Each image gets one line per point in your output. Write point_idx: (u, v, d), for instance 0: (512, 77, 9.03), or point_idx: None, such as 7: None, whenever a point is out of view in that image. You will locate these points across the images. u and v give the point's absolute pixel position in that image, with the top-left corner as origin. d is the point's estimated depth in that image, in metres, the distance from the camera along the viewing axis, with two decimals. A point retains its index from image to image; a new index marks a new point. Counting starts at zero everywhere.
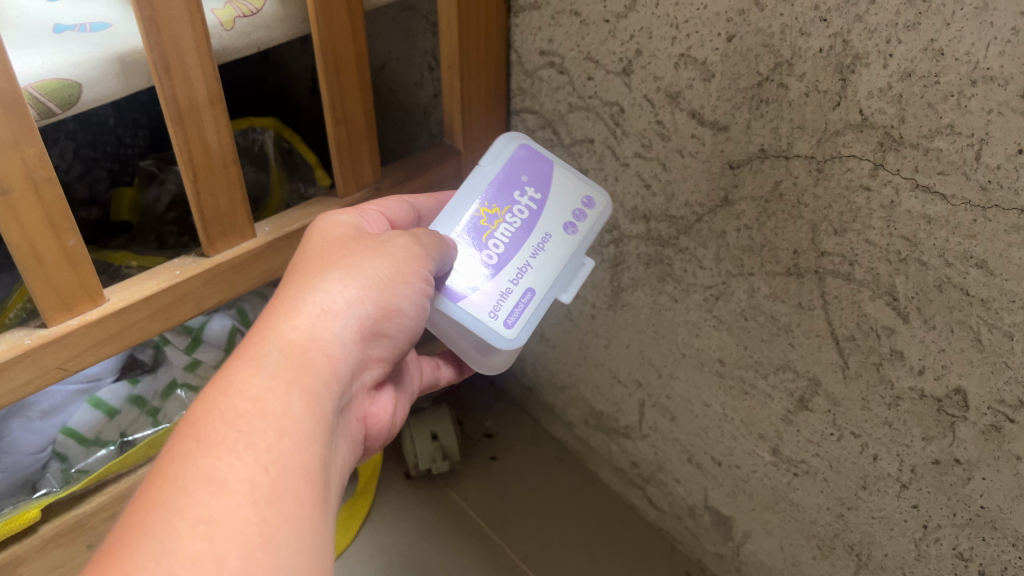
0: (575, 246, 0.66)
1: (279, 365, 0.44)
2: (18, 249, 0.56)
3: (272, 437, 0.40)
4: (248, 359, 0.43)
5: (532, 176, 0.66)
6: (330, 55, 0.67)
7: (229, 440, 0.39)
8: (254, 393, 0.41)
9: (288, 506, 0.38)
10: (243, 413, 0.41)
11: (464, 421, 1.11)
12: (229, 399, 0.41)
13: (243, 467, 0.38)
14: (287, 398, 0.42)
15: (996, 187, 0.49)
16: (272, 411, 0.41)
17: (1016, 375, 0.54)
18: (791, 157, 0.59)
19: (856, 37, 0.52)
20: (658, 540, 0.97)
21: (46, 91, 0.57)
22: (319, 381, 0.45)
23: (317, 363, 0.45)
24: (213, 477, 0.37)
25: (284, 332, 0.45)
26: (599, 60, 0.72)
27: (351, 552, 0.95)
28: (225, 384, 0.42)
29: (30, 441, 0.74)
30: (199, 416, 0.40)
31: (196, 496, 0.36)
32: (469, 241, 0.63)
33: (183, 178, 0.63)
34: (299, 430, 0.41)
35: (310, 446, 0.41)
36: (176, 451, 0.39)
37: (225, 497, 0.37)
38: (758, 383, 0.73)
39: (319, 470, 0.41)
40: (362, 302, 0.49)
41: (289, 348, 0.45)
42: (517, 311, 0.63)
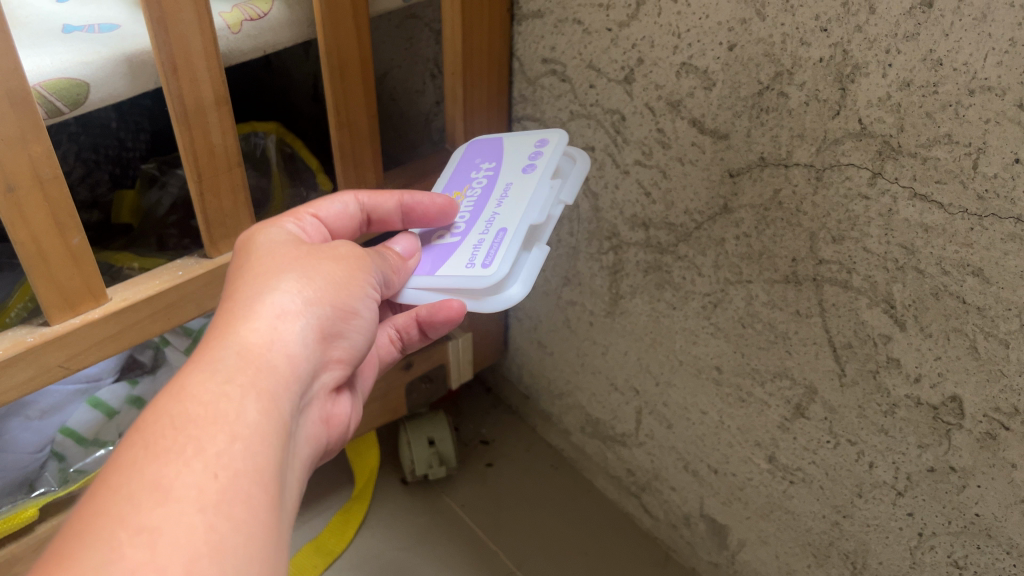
0: (536, 179, 0.67)
1: (234, 368, 0.42)
2: (24, 245, 0.57)
3: (222, 442, 0.38)
4: (199, 363, 0.42)
5: (491, 162, 0.71)
6: (336, 60, 0.67)
7: (178, 446, 0.37)
8: (206, 397, 0.40)
9: (237, 512, 0.37)
10: (193, 418, 0.39)
11: (461, 429, 1.12)
12: (180, 405, 0.39)
13: (193, 474, 0.36)
14: (242, 402, 0.41)
15: (993, 197, 0.50)
16: (224, 415, 0.40)
17: (1012, 383, 0.54)
18: (790, 165, 0.60)
19: (855, 47, 0.52)
20: (653, 548, 0.97)
21: (54, 90, 0.57)
22: (274, 386, 0.43)
23: (272, 368, 0.44)
24: (159, 484, 0.35)
25: (239, 336, 0.44)
26: (601, 69, 0.73)
27: (346, 557, 0.95)
28: (177, 390, 0.40)
29: (28, 441, 0.74)
30: (147, 421, 0.38)
31: (143, 505, 0.34)
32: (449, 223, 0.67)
33: (188, 178, 0.63)
34: (252, 434, 0.40)
35: (263, 454, 0.40)
36: (122, 458, 0.37)
37: (171, 505, 0.35)
38: (755, 390, 0.74)
39: (273, 479, 0.40)
40: (317, 305, 0.48)
41: (245, 351, 0.43)
42: (492, 251, 0.62)
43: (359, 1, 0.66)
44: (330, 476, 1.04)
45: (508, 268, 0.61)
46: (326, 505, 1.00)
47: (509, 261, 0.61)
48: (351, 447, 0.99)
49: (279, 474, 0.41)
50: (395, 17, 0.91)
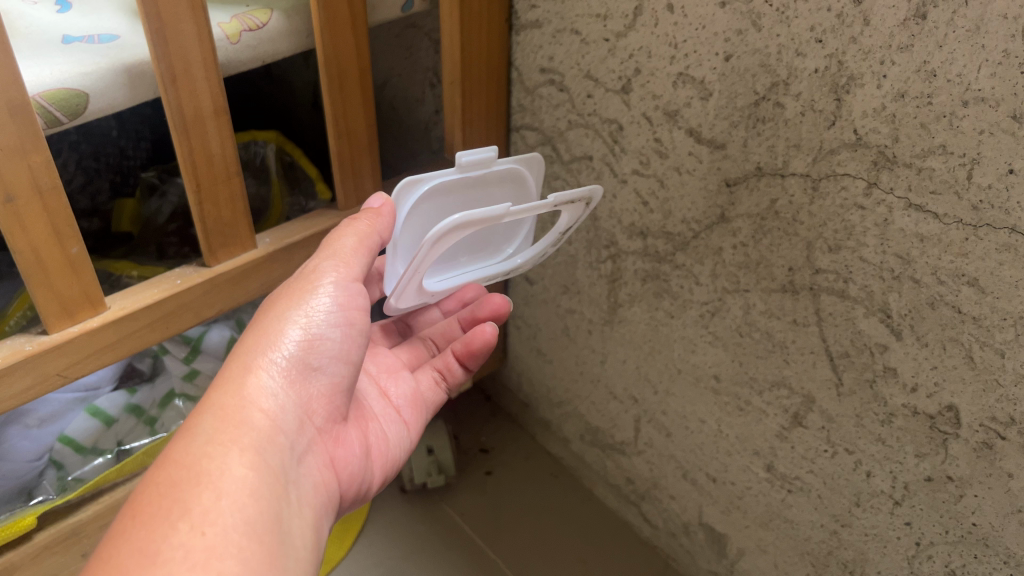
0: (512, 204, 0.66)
1: (214, 430, 0.44)
2: (22, 255, 0.57)
3: (205, 499, 0.40)
4: (183, 432, 0.44)
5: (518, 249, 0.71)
6: (335, 71, 0.68)
7: (164, 509, 0.40)
8: (189, 460, 0.42)
9: (225, 564, 0.38)
10: (177, 481, 0.41)
11: (460, 437, 1.12)
12: (167, 470, 0.42)
13: (179, 534, 0.38)
14: (223, 461, 0.43)
15: (988, 207, 0.50)
16: (208, 475, 0.42)
17: (1008, 393, 0.54)
18: (786, 175, 0.60)
19: (850, 58, 0.53)
20: (651, 557, 0.97)
21: (54, 100, 0.57)
22: (256, 440, 0.45)
23: (254, 421, 0.46)
24: (144, 548, 0.38)
25: (217, 400, 0.46)
26: (599, 79, 0.73)
27: (345, 565, 0.95)
28: (164, 459, 0.43)
29: (27, 449, 0.74)
30: (138, 492, 0.41)
31: (131, 569, 0.36)
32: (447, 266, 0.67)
33: (187, 189, 0.64)
34: (237, 488, 0.42)
35: (248, 502, 0.42)
36: (115, 529, 0.39)
37: (158, 565, 0.37)
38: (753, 400, 0.74)
39: (262, 523, 0.42)
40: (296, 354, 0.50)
41: (223, 412, 0.45)
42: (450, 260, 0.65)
43: (357, 12, 0.66)
44: None
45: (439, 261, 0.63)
46: None
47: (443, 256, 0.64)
48: None
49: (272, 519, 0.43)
50: (395, 27, 0.92)
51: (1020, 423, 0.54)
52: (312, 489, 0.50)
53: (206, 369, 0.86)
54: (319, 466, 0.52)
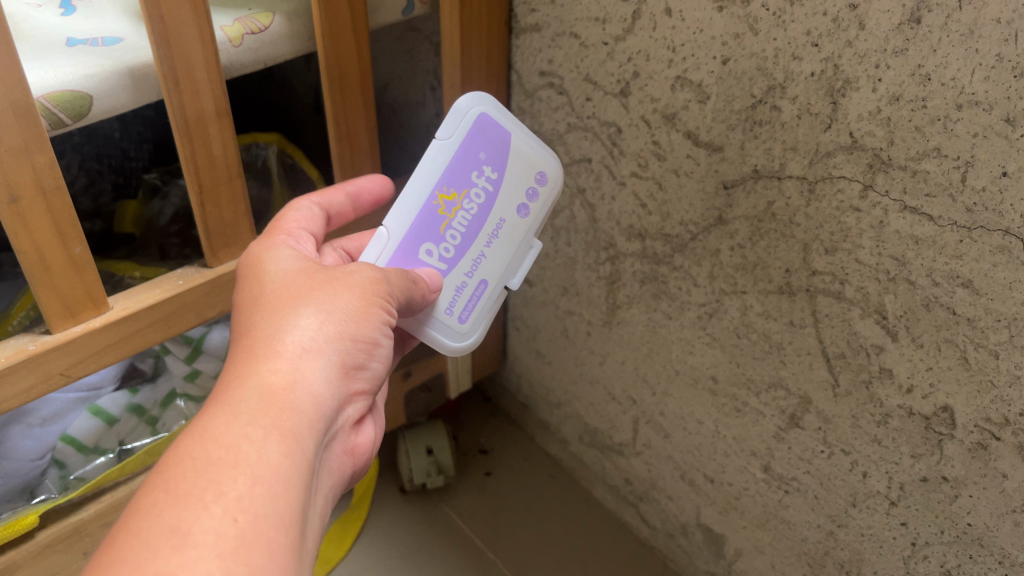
0: (526, 229, 0.67)
1: (257, 410, 0.41)
2: (26, 254, 0.57)
3: (243, 484, 0.37)
4: (222, 404, 0.41)
5: (490, 153, 0.64)
6: (336, 73, 0.68)
7: (198, 490, 0.36)
8: (229, 439, 0.39)
9: (257, 557, 0.35)
10: (215, 460, 0.38)
11: (460, 438, 1.12)
12: (202, 446, 0.38)
13: (211, 518, 0.35)
14: (264, 444, 0.40)
15: (982, 209, 0.51)
16: (246, 457, 0.39)
17: (1002, 393, 0.55)
18: (783, 177, 0.61)
19: (846, 62, 0.53)
20: (650, 558, 0.97)
21: (57, 102, 0.58)
22: (299, 424, 0.42)
23: (298, 405, 0.43)
24: (176, 530, 0.35)
25: (260, 375, 0.43)
26: (598, 82, 0.73)
27: (345, 565, 0.96)
28: (199, 431, 0.39)
29: (29, 448, 0.75)
30: (169, 464, 0.38)
31: (160, 553, 0.33)
32: (430, 234, 0.62)
33: (188, 189, 0.64)
34: (275, 477, 0.39)
35: (287, 494, 0.39)
36: (141, 502, 0.36)
37: (188, 550, 0.34)
38: (750, 401, 0.74)
39: (296, 519, 0.39)
40: (338, 340, 0.47)
41: (267, 392, 0.42)
42: (470, 305, 0.65)
43: (359, 15, 0.67)
44: None
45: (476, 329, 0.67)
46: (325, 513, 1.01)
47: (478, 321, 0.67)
48: None
49: (304, 513, 0.40)
50: (396, 31, 0.92)
51: (1014, 423, 0.55)
52: (325, 482, 0.47)
53: (208, 369, 0.86)
54: (336, 457, 0.49)
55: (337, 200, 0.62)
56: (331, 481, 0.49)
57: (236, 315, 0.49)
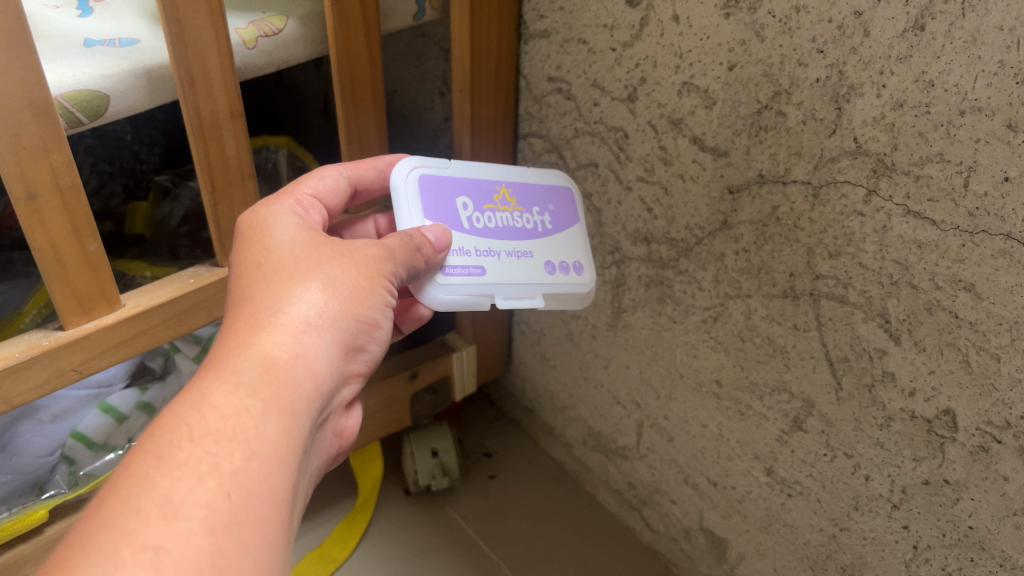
0: (536, 277, 0.68)
1: (257, 384, 0.42)
2: (41, 250, 0.58)
3: (238, 459, 0.38)
4: (222, 373, 0.41)
5: (552, 214, 0.72)
6: (348, 78, 0.69)
7: (192, 461, 0.37)
8: (228, 411, 0.40)
9: (246, 535, 0.36)
10: (212, 431, 0.39)
11: (464, 441, 1.13)
12: (199, 414, 0.39)
13: (204, 491, 0.36)
14: (262, 419, 0.40)
15: (983, 214, 0.51)
16: (243, 431, 0.39)
17: (1004, 397, 0.55)
18: (788, 182, 0.61)
19: (851, 68, 0.54)
20: (653, 562, 0.98)
21: (76, 101, 0.59)
22: (296, 401, 0.43)
23: (296, 380, 0.44)
24: (169, 500, 0.35)
25: (262, 347, 0.43)
26: (606, 87, 0.74)
27: (349, 565, 0.96)
28: (197, 398, 0.40)
29: (40, 444, 0.76)
30: (165, 430, 0.38)
31: (151, 522, 0.34)
32: (474, 198, 0.67)
33: (201, 188, 0.65)
34: (270, 453, 0.40)
35: (279, 471, 0.40)
36: (134, 468, 0.36)
37: (180, 522, 0.35)
38: (754, 404, 0.75)
39: (285, 497, 0.39)
40: (339, 320, 0.48)
41: (268, 365, 0.43)
42: (457, 269, 0.63)
43: (370, 20, 0.68)
44: (334, 485, 1.05)
45: (439, 295, 0.62)
46: (330, 514, 1.01)
47: (448, 291, 0.62)
48: (355, 455, 1.00)
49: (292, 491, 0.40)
50: (406, 37, 0.94)
51: (1015, 427, 0.55)
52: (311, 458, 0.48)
53: None
54: (323, 432, 0.50)
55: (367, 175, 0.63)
56: (315, 457, 0.50)
57: (237, 278, 0.49)
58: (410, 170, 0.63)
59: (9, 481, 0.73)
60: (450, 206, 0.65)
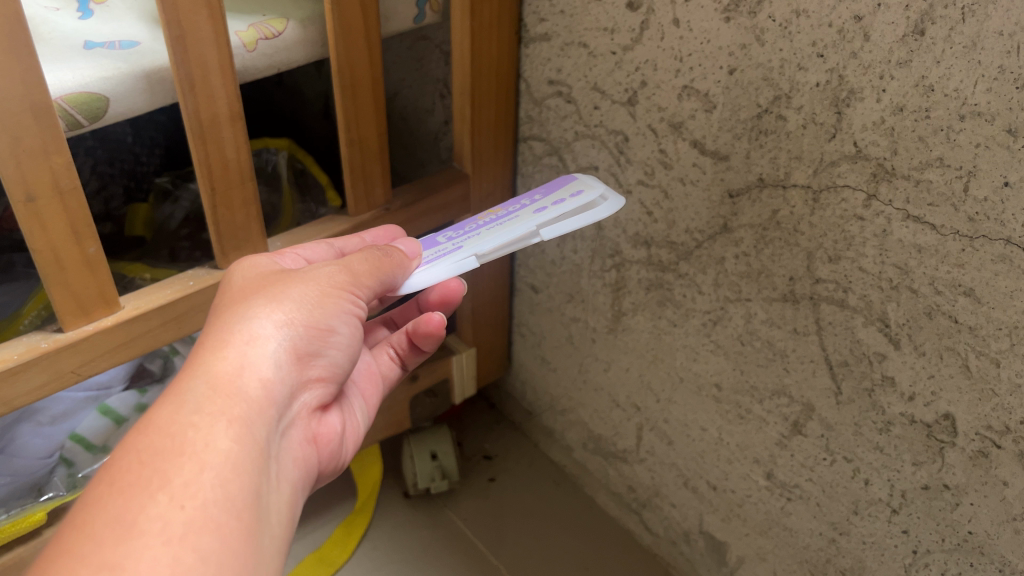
0: (528, 219, 0.63)
1: (204, 398, 0.42)
2: (41, 253, 0.59)
3: (189, 472, 0.39)
4: (170, 394, 0.42)
5: (550, 191, 0.69)
6: (349, 79, 0.69)
7: (142, 479, 0.38)
8: (174, 428, 0.40)
9: (203, 544, 0.37)
10: (161, 450, 0.39)
11: (463, 444, 1.13)
12: (147, 437, 0.40)
13: (155, 507, 0.37)
14: (211, 431, 0.41)
15: (983, 219, 0.51)
16: (193, 445, 0.40)
17: (1004, 402, 0.55)
18: (788, 187, 0.61)
19: (851, 73, 0.54)
20: (652, 566, 0.98)
21: (75, 103, 0.59)
22: (247, 411, 0.43)
23: (247, 391, 0.44)
24: (121, 520, 0.36)
25: (209, 365, 0.44)
26: (606, 91, 0.74)
27: (348, 568, 0.96)
28: (146, 423, 0.41)
29: (38, 446, 0.76)
30: (118, 456, 0.39)
31: (104, 543, 0.35)
32: (454, 228, 0.68)
33: (201, 190, 0.65)
34: (223, 463, 0.40)
35: (233, 479, 0.40)
36: (89, 496, 0.38)
37: (133, 539, 0.36)
38: (754, 408, 0.75)
39: (244, 503, 0.40)
40: (291, 328, 0.48)
41: (215, 379, 0.43)
42: (430, 260, 0.62)
43: (370, 22, 0.68)
44: (333, 487, 1.05)
45: (416, 275, 0.60)
46: (329, 517, 1.01)
47: (425, 269, 0.60)
48: (354, 459, 1.00)
49: (253, 496, 0.41)
50: (406, 39, 0.94)
51: (1015, 432, 0.55)
52: (289, 465, 0.49)
53: None
54: (300, 439, 0.51)
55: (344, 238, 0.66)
56: (297, 463, 0.50)
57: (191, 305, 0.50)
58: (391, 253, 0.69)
59: (8, 483, 0.74)
60: (427, 240, 0.67)
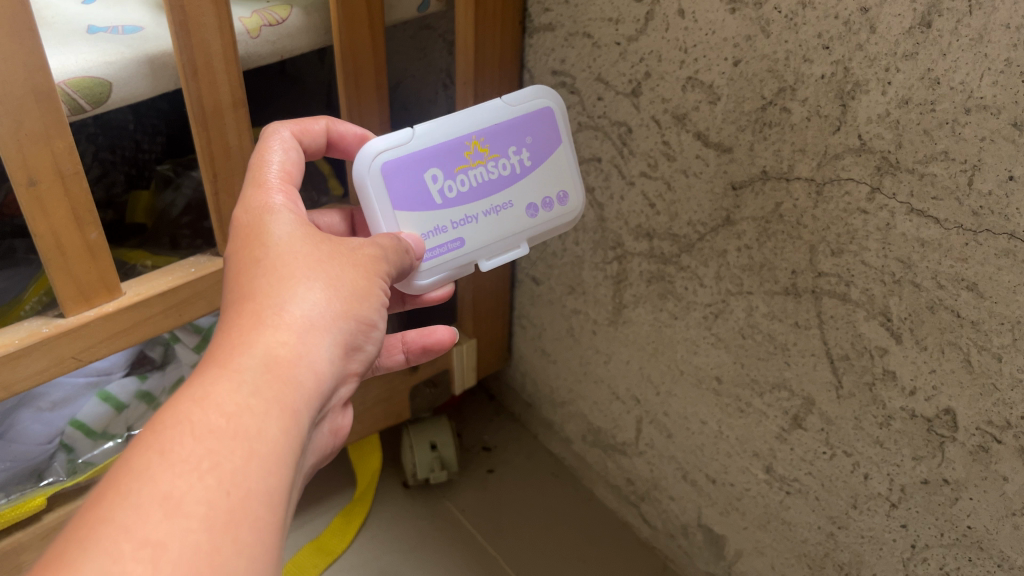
0: (521, 226, 0.68)
1: (260, 381, 0.41)
2: (42, 238, 0.58)
3: (240, 458, 0.38)
4: (225, 370, 0.41)
5: (536, 140, 0.68)
6: (352, 68, 0.69)
7: (194, 458, 0.37)
8: (230, 409, 0.39)
9: (244, 535, 0.36)
10: (214, 429, 0.38)
11: (463, 435, 1.13)
12: (202, 412, 0.38)
13: (203, 489, 0.36)
14: (264, 417, 0.40)
15: (988, 213, 0.51)
16: (246, 430, 0.39)
17: (1005, 396, 0.55)
18: (791, 179, 0.61)
19: (856, 65, 0.54)
20: (650, 558, 0.98)
21: (79, 88, 0.59)
22: (298, 399, 0.42)
23: (299, 378, 0.43)
24: (169, 497, 0.35)
25: (266, 344, 0.43)
26: (610, 82, 0.74)
27: (348, 556, 0.96)
28: (200, 395, 0.39)
29: (38, 432, 0.76)
30: (168, 424, 0.38)
31: (150, 517, 0.34)
32: (444, 164, 0.64)
33: (203, 176, 0.65)
34: (271, 453, 0.39)
35: (278, 471, 0.39)
36: (135, 462, 0.36)
37: (178, 519, 0.34)
38: (754, 401, 0.75)
39: (282, 496, 0.39)
40: (342, 318, 0.47)
41: (273, 362, 0.42)
42: (435, 250, 0.65)
43: (375, 10, 0.68)
44: (333, 476, 1.05)
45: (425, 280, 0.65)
46: (327, 506, 1.01)
47: (432, 273, 0.65)
48: (355, 449, 1.00)
49: (289, 491, 0.40)
50: (410, 28, 0.93)
51: (1015, 427, 0.55)
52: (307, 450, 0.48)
53: None
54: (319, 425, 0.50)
55: (314, 130, 0.60)
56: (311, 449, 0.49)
57: (235, 272, 0.48)
58: (372, 157, 0.61)
59: (7, 468, 0.73)
60: (421, 186, 0.63)
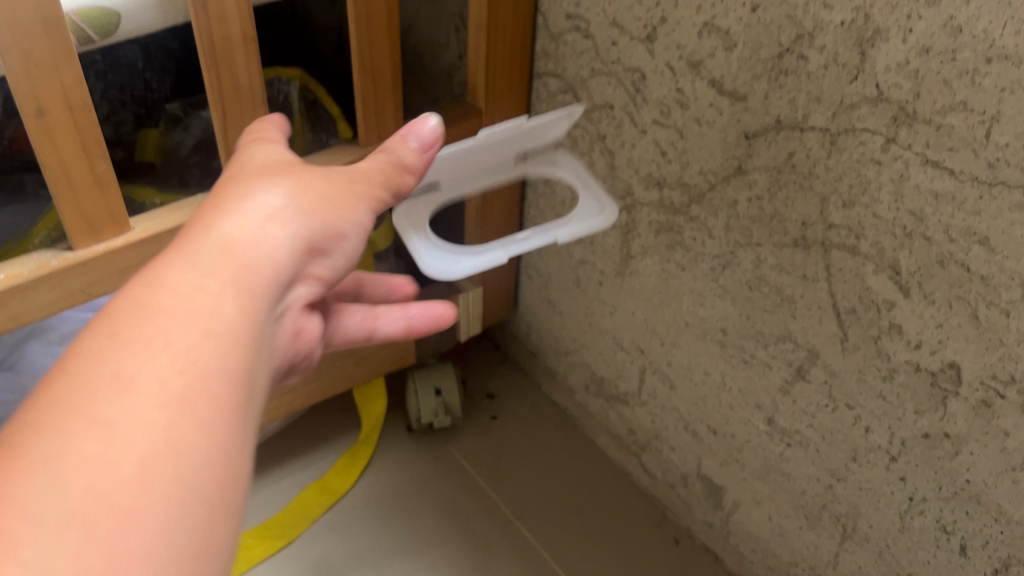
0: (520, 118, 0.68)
1: (215, 264, 0.40)
2: (51, 170, 0.58)
3: (195, 335, 0.36)
4: (179, 257, 0.40)
5: None
6: (363, 7, 0.68)
7: (145, 337, 0.35)
8: (181, 289, 0.38)
9: (202, 412, 0.34)
10: (165, 309, 0.37)
11: (467, 382, 1.14)
12: (154, 294, 0.37)
13: (156, 365, 0.34)
14: (221, 298, 0.39)
15: (1003, 166, 0.50)
16: (202, 310, 0.38)
17: (1011, 351, 0.55)
18: (805, 129, 0.61)
19: (877, 12, 0.53)
20: (649, 507, 0.99)
21: (87, 18, 0.58)
22: (257, 285, 0.41)
23: (257, 263, 0.42)
24: (117, 373, 0.33)
25: (221, 231, 0.42)
26: (625, 27, 0.73)
27: (351, 497, 0.98)
28: (152, 280, 0.38)
29: (48, 365, 0.77)
30: (118, 309, 0.37)
31: (97, 392, 0.33)
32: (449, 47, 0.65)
33: (212, 113, 0.65)
34: (230, 333, 0.38)
35: (238, 353, 0.38)
36: (86, 346, 0.35)
37: (128, 396, 0.33)
38: (759, 353, 0.75)
39: (245, 381, 0.37)
40: (302, 216, 0.46)
41: (230, 247, 0.41)
42: None
43: None
44: (338, 418, 1.07)
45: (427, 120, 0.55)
46: (332, 447, 1.03)
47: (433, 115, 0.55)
48: (359, 392, 1.02)
49: (252, 378, 0.39)
50: None
51: (1019, 382, 0.55)
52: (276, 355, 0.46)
53: None
54: (287, 335, 0.48)
55: None
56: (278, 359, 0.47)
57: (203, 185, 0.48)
58: None
59: (17, 400, 0.75)
60: None
